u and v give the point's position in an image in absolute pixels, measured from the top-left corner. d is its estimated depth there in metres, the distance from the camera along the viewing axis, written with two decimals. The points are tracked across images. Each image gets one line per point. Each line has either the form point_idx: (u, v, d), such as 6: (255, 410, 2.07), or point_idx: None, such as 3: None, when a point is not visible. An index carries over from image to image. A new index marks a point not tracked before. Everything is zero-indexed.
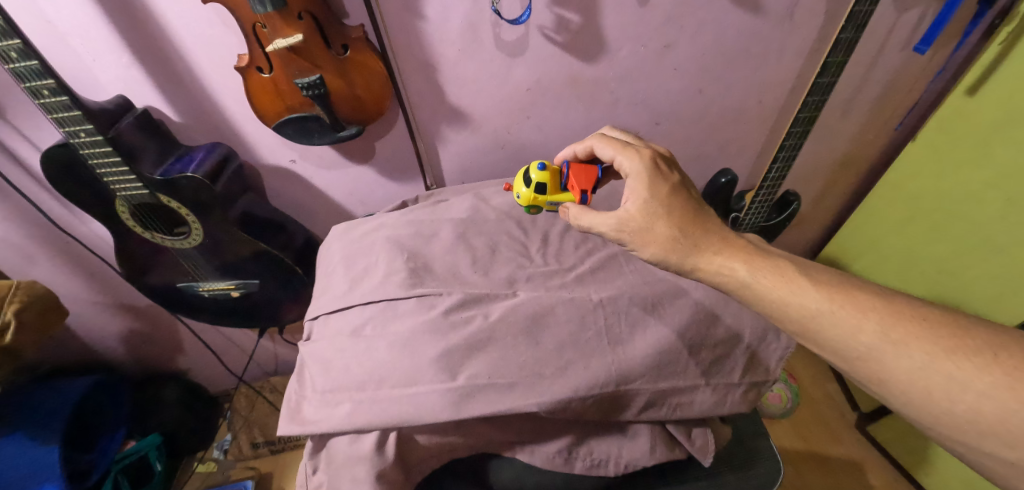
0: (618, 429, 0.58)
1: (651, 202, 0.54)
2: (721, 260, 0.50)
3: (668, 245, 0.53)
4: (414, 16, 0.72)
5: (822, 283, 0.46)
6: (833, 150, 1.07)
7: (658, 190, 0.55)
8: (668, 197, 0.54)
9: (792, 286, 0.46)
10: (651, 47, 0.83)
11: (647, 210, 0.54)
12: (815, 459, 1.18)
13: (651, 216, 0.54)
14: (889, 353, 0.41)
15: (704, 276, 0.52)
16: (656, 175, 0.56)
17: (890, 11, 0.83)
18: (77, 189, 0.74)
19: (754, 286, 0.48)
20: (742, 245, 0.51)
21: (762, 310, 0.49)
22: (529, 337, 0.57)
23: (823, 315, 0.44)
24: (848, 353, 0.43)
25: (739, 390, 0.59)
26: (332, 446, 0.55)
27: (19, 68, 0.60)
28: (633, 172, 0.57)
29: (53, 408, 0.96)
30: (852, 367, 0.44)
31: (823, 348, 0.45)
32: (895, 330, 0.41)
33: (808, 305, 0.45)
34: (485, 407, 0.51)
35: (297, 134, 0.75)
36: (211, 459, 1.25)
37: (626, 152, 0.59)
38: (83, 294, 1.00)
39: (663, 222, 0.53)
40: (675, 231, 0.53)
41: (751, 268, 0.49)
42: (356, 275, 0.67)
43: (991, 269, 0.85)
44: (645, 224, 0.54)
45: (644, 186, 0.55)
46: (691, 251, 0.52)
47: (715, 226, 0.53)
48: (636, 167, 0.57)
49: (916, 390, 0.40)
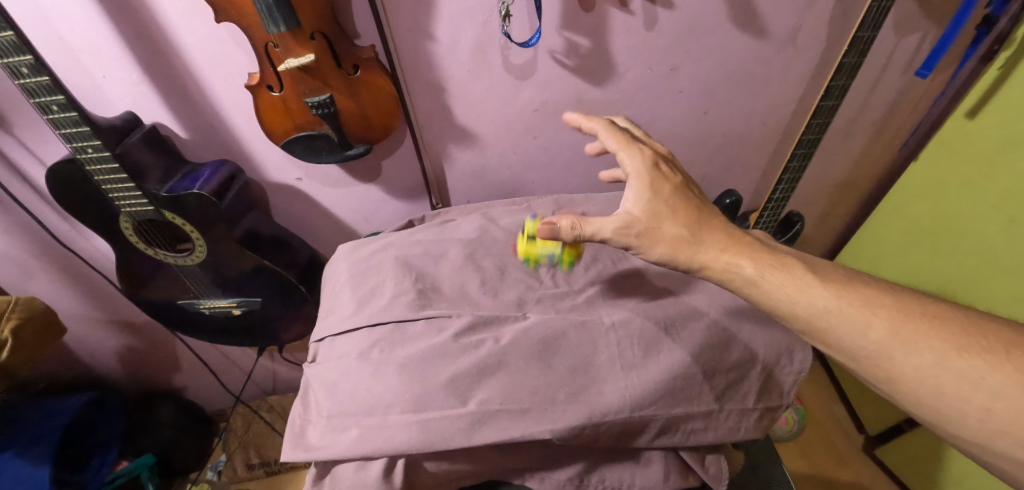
0: (631, 456, 0.56)
1: (657, 203, 0.53)
2: (728, 256, 0.49)
3: (675, 245, 0.51)
4: (425, 37, 0.73)
5: (829, 280, 0.45)
6: (835, 172, 1.08)
7: (661, 189, 0.55)
8: (671, 196, 0.54)
9: (799, 283, 0.45)
10: (658, 70, 0.84)
11: (652, 209, 0.53)
12: (821, 482, 1.17)
13: (655, 216, 0.53)
14: (899, 350, 0.41)
15: (710, 274, 0.50)
16: (659, 175, 0.56)
17: (891, 36, 0.84)
18: (82, 205, 0.73)
19: (759, 282, 0.47)
20: (747, 242, 0.50)
21: (767, 308, 0.47)
22: (540, 362, 0.56)
23: (832, 313, 0.43)
24: (856, 352, 0.42)
25: (753, 415, 0.58)
26: (337, 474, 0.53)
27: (29, 83, 0.59)
28: (637, 172, 0.56)
29: (47, 426, 0.93)
30: (860, 366, 0.43)
31: (830, 347, 0.44)
32: (904, 328, 0.41)
33: (816, 302, 0.44)
34: (498, 434, 0.50)
35: (305, 152, 0.75)
36: (205, 480, 1.21)
37: (630, 150, 0.58)
38: (80, 310, 0.98)
39: (668, 223, 0.52)
40: (682, 231, 0.51)
41: (758, 264, 0.47)
42: (364, 296, 0.66)
43: (987, 289, 0.85)
44: (650, 225, 0.52)
45: (647, 185, 0.55)
46: (697, 249, 0.50)
47: (719, 223, 0.53)
48: (641, 166, 0.56)
49: (927, 388, 0.39)
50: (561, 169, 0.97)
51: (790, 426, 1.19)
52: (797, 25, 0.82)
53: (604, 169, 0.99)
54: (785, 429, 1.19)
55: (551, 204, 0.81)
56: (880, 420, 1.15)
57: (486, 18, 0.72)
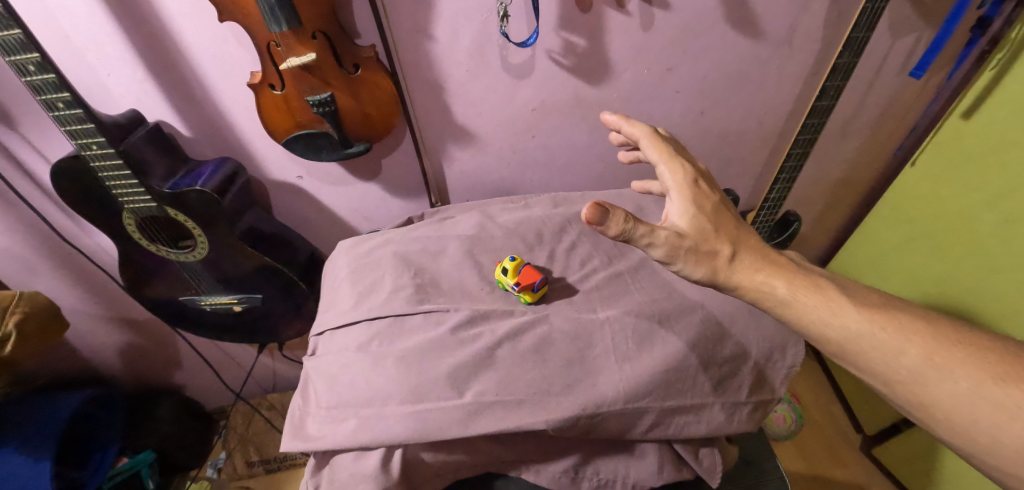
0: (626, 448, 0.57)
1: (703, 220, 0.48)
2: (763, 276, 0.47)
3: (715, 265, 0.47)
4: (424, 37, 0.74)
5: (863, 304, 0.46)
6: (831, 172, 1.09)
7: (703, 206, 0.50)
8: (714, 214, 0.50)
9: (833, 305, 0.46)
10: (655, 71, 0.85)
11: (698, 226, 0.48)
12: (818, 481, 1.17)
13: (701, 233, 0.48)
14: (933, 377, 0.42)
15: (744, 294, 0.48)
16: (700, 191, 0.51)
17: (885, 37, 0.85)
18: (84, 201, 0.74)
19: (793, 304, 0.46)
20: (782, 262, 0.49)
21: (798, 329, 0.47)
22: (535, 355, 0.56)
23: (865, 338, 0.44)
24: (889, 377, 0.44)
25: (747, 409, 0.59)
26: (335, 464, 0.54)
27: (36, 81, 0.60)
28: (680, 186, 0.51)
29: (49, 421, 0.94)
30: (893, 391, 0.44)
31: (861, 370, 0.45)
32: (939, 354, 0.42)
33: (849, 326, 0.45)
34: (494, 424, 0.51)
35: (306, 150, 0.76)
36: (205, 477, 1.22)
37: (673, 163, 0.53)
38: (83, 306, 0.99)
39: (712, 241, 0.48)
40: (724, 249, 0.48)
41: (791, 285, 0.47)
42: (363, 290, 0.66)
43: (980, 290, 0.86)
44: (697, 242, 0.47)
45: (690, 201, 0.50)
46: (736, 269, 0.47)
47: (757, 242, 0.50)
48: (683, 180, 0.51)
49: (960, 414, 0.40)
50: (560, 168, 0.98)
51: (788, 425, 1.20)
52: (793, 26, 0.83)
53: (602, 169, 1.00)
54: (782, 428, 1.20)
55: (548, 202, 0.82)
56: (879, 419, 1.15)
57: (485, 18, 0.73)
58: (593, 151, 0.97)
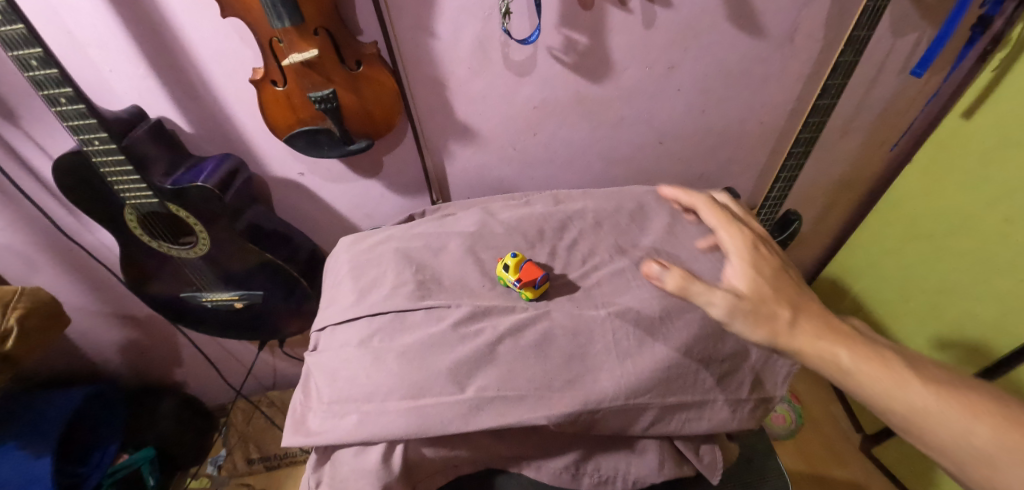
0: (627, 444, 0.57)
1: (762, 284, 0.49)
2: (826, 344, 0.46)
3: (774, 328, 0.47)
4: (426, 33, 0.74)
5: (930, 380, 0.44)
6: (832, 171, 1.09)
7: (763, 269, 0.50)
8: (774, 279, 0.50)
9: (899, 379, 0.44)
10: (656, 69, 0.85)
11: (757, 290, 0.48)
12: (817, 480, 1.17)
13: (760, 296, 0.48)
14: (1005, 461, 0.41)
15: (805, 361, 0.47)
16: (758, 256, 0.51)
17: (887, 36, 0.85)
18: (86, 197, 0.74)
19: (857, 375, 0.45)
20: (845, 330, 0.47)
21: (861, 399, 0.46)
22: (536, 352, 0.56)
23: (931, 414, 0.43)
24: (957, 455, 0.42)
25: (747, 406, 0.59)
26: (337, 459, 0.54)
27: (38, 76, 0.60)
28: (739, 250, 0.52)
29: (50, 417, 0.94)
30: (960, 470, 0.43)
31: (927, 446, 0.44)
32: (1010, 438, 0.41)
33: (916, 403, 0.43)
34: (495, 419, 0.51)
35: (307, 146, 0.76)
36: (205, 474, 1.23)
37: (730, 228, 0.54)
38: (84, 302, 0.99)
39: (772, 304, 0.48)
40: (784, 312, 0.47)
41: (856, 355, 0.45)
42: (364, 286, 0.66)
43: (986, 289, 0.87)
44: (756, 305, 0.47)
45: (750, 265, 0.50)
46: (797, 335, 0.47)
47: (818, 309, 0.49)
48: (741, 245, 0.52)
49: None
50: (561, 166, 0.98)
51: (787, 424, 1.21)
52: (794, 25, 0.83)
53: (603, 167, 1.00)
54: (782, 427, 1.20)
55: (550, 199, 0.82)
56: (879, 419, 1.15)
57: (487, 16, 0.73)
58: (594, 149, 0.97)
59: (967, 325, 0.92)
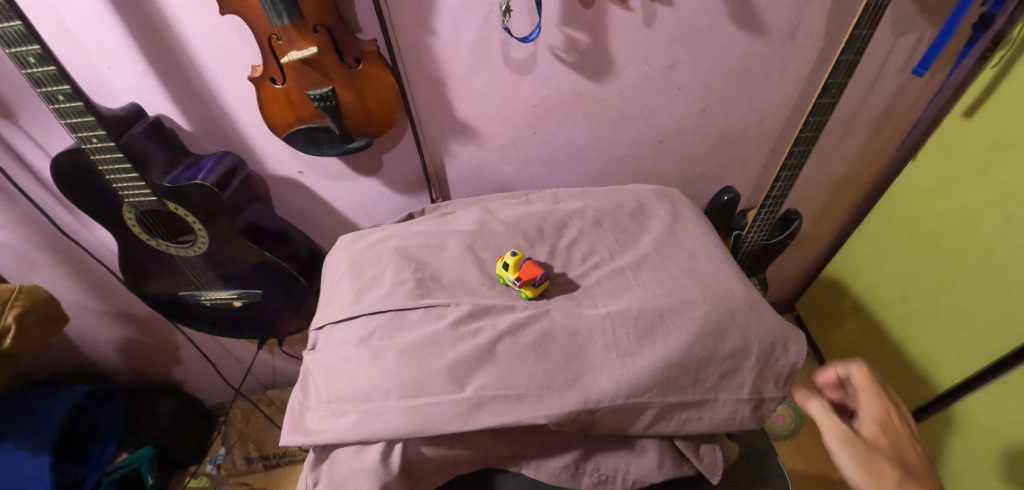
0: (626, 444, 0.57)
1: (880, 442, 0.50)
2: None
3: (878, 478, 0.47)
4: (426, 31, 0.73)
5: None
6: (833, 171, 1.09)
7: (888, 438, 0.50)
8: (895, 451, 0.49)
9: None
10: (657, 67, 0.85)
11: (875, 444, 0.50)
12: (817, 480, 1.17)
13: (875, 448, 0.49)
14: None
15: None
16: (893, 434, 0.51)
17: (888, 35, 0.85)
18: (84, 195, 0.73)
19: None
20: None
21: None
22: (536, 350, 0.56)
23: None
24: None
25: (749, 407, 0.57)
26: (335, 458, 0.54)
27: (36, 73, 0.60)
28: (870, 415, 0.53)
29: (48, 416, 0.94)
30: None
31: None
32: None
33: None
34: (493, 418, 0.51)
35: (307, 144, 0.76)
36: (203, 473, 1.23)
37: (875, 398, 0.54)
38: (82, 300, 0.99)
39: (885, 459, 0.48)
40: (890, 465, 0.48)
41: None
42: (363, 285, 0.66)
43: (987, 290, 0.86)
44: (869, 448, 0.49)
45: (876, 426, 0.52)
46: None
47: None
48: (875, 413, 0.53)
49: None
50: (561, 165, 0.98)
51: (787, 425, 1.20)
52: (795, 23, 0.82)
53: (603, 165, 1.00)
54: (782, 428, 1.20)
55: (550, 198, 0.82)
56: None
57: (487, 13, 0.73)
58: (595, 148, 0.96)
59: (967, 326, 0.91)
